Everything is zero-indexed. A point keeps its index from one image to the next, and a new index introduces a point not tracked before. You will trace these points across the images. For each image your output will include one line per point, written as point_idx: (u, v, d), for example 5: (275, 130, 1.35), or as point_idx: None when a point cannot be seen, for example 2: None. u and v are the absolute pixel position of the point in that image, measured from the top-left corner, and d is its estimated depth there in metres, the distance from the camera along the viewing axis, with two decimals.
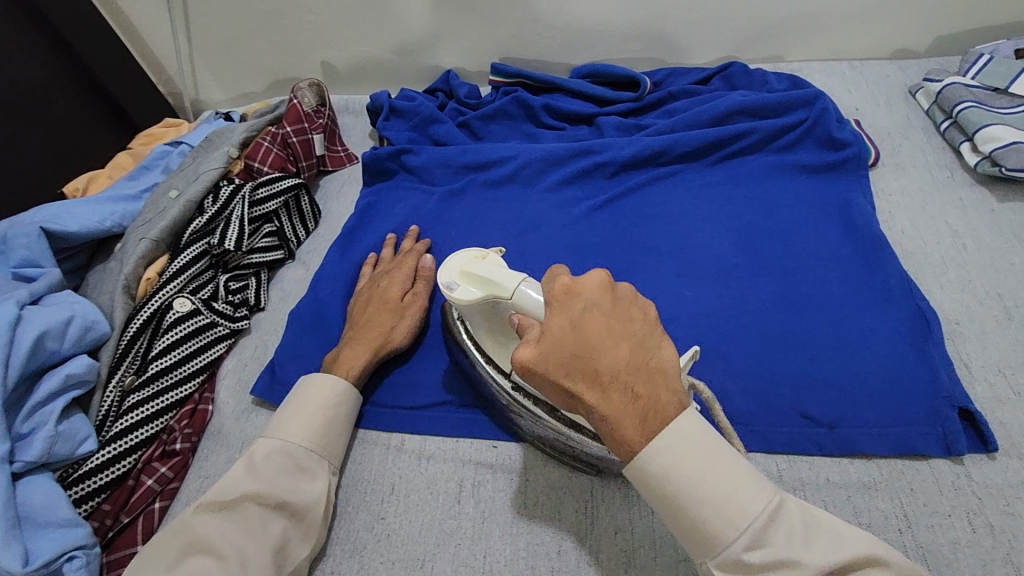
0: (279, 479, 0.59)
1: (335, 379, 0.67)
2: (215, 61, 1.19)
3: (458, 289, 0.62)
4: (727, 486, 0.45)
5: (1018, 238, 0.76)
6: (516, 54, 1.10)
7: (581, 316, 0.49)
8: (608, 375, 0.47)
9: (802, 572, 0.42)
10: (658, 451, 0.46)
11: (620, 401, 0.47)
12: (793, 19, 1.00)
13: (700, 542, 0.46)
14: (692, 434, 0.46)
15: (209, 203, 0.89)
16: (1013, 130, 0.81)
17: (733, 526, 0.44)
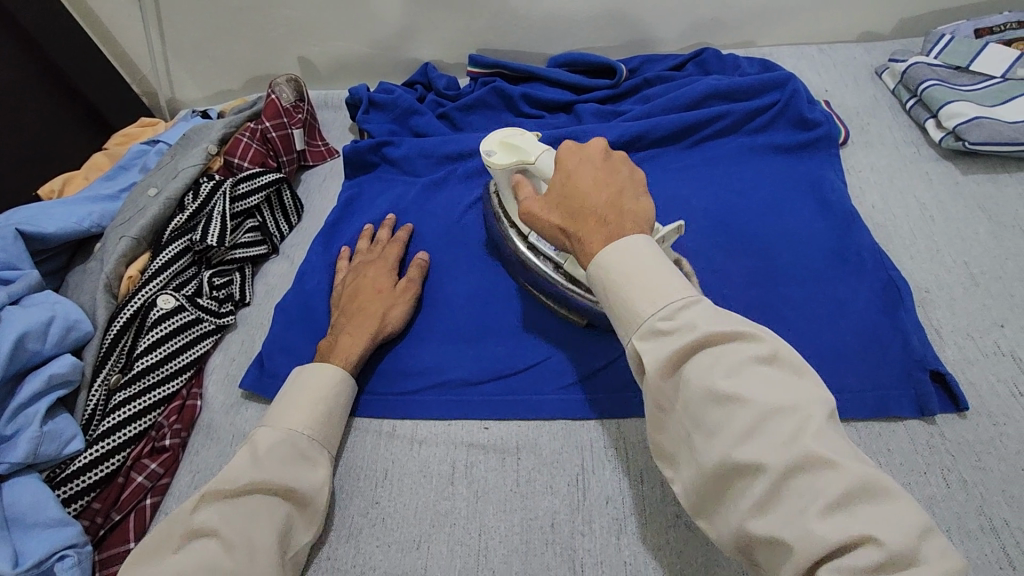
0: (283, 468, 0.59)
1: (336, 367, 0.68)
2: (189, 60, 1.18)
3: (495, 155, 0.71)
4: (663, 281, 0.47)
5: (982, 208, 0.79)
6: (493, 44, 1.11)
7: (573, 165, 0.57)
8: (587, 213, 0.53)
9: (699, 331, 0.44)
10: (616, 254, 0.50)
11: (590, 232, 0.52)
12: (762, 5, 1.03)
13: (627, 322, 0.48)
14: (642, 258, 0.49)
15: (189, 199, 0.88)
16: (974, 106, 0.84)
17: (654, 304, 0.47)
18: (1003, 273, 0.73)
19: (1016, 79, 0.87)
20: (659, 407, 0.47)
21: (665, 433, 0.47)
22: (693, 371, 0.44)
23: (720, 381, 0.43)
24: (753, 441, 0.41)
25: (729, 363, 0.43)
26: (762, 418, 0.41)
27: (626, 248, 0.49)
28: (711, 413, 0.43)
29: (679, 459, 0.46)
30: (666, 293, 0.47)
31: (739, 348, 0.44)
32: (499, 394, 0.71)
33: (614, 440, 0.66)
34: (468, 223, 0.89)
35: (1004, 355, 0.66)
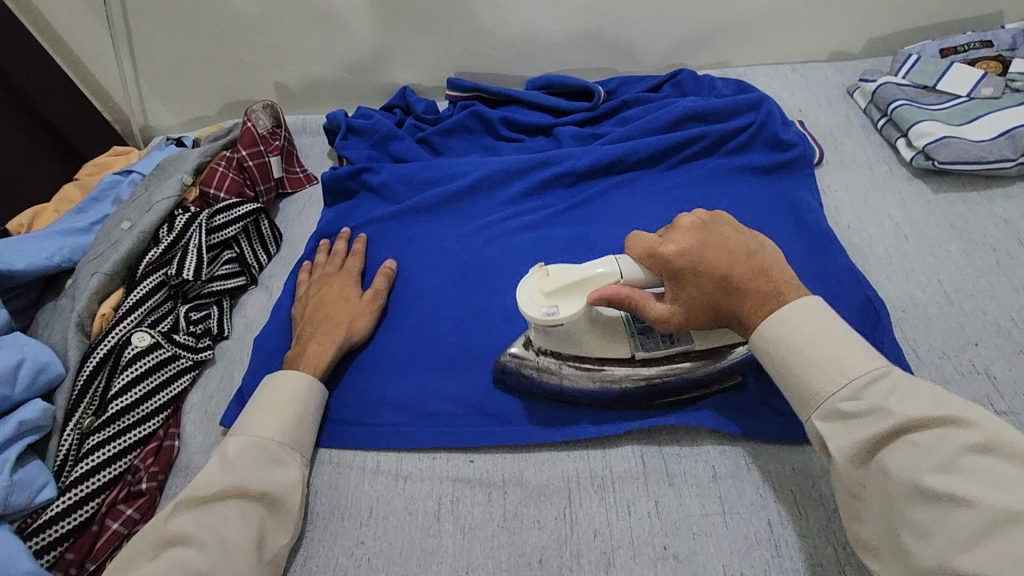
0: (251, 469, 0.61)
1: (306, 374, 0.69)
2: (163, 86, 1.17)
3: (560, 308, 0.61)
4: (841, 352, 0.52)
5: (953, 226, 0.81)
6: (471, 68, 1.11)
7: (695, 256, 0.58)
8: (736, 292, 0.58)
9: (889, 420, 0.48)
10: (796, 321, 0.55)
11: (759, 309, 0.57)
12: (734, 27, 1.05)
13: (808, 400, 0.53)
14: (816, 311, 0.55)
15: (165, 232, 0.86)
16: (941, 125, 0.86)
17: (836, 378, 0.51)
18: (976, 290, 0.74)
19: (982, 98, 0.89)
20: (853, 494, 0.50)
21: (862, 523, 0.50)
22: (893, 464, 0.47)
23: (927, 475, 0.45)
24: (982, 545, 0.42)
25: (937, 456, 0.45)
26: (992, 520, 0.42)
27: (809, 308, 0.55)
28: (920, 509, 0.45)
29: (881, 553, 0.48)
30: (853, 357, 0.52)
31: (953, 435, 0.46)
32: (487, 424, 0.70)
33: (602, 471, 0.66)
34: (450, 250, 0.88)
35: (980, 374, 0.68)
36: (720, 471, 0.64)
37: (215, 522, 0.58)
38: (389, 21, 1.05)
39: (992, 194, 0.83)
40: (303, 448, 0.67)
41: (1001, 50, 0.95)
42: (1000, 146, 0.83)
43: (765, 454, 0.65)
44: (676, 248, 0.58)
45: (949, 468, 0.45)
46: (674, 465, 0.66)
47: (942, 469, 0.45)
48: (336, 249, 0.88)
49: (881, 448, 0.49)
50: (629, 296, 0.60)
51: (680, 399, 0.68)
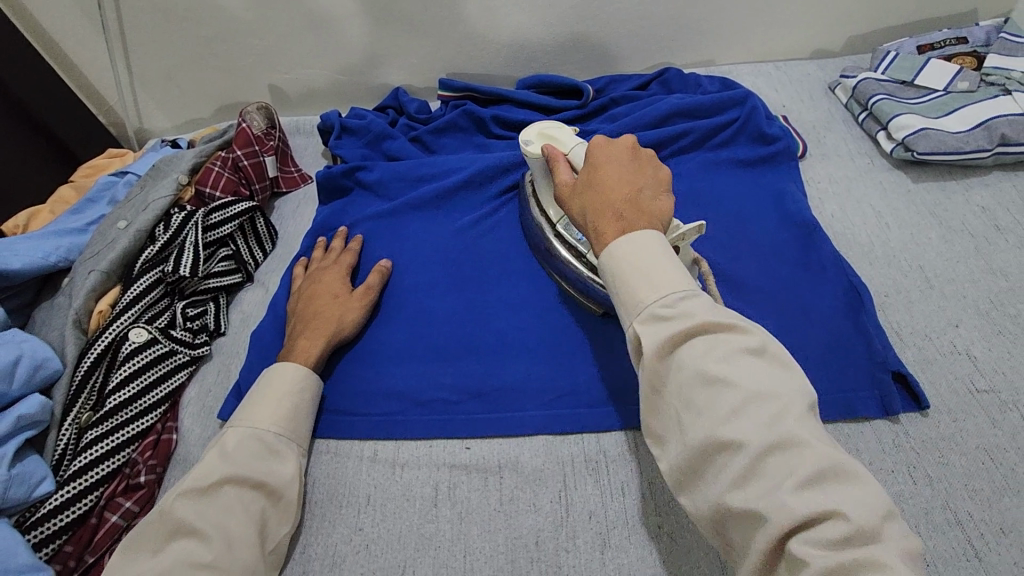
0: (250, 459, 0.62)
1: (298, 367, 0.70)
2: (157, 90, 1.18)
3: (531, 145, 0.75)
4: (669, 272, 0.51)
5: (932, 214, 0.83)
6: (462, 68, 1.13)
7: (603, 158, 0.61)
8: (603, 207, 0.57)
9: (691, 322, 0.47)
10: (626, 241, 0.53)
11: (611, 223, 0.56)
12: (719, 25, 1.07)
13: (629, 306, 0.51)
14: (651, 247, 0.52)
15: (160, 230, 0.87)
16: (920, 117, 0.89)
17: (659, 292, 0.50)
18: (956, 275, 0.77)
19: (958, 92, 0.92)
20: (654, 387, 0.48)
21: (658, 417, 0.49)
22: (688, 355, 0.47)
23: (710, 365, 0.45)
24: (736, 421, 0.43)
25: (722, 350, 0.46)
26: (747, 401, 0.44)
27: (647, 242, 0.52)
28: (699, 394, 0.45)
29: (666, 444, 0.48)
30: (661, 275, 0.50)
31: (733, 336, 0.47)
32: (483, 412, 0.72)
33: (595, 455, 0.67)
34: (445, 244, 0.90)
35: (961, 354, 0.70)
36: None
37: (215, 510, 0.58)
38: (382, 23, 1.07)
39: (970, 183, 0.86)
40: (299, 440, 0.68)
41: (976, 46, 0.98)
42: (976, 137, 0.85)
43: None
44: (599, 144, 0.63)
45: (713, 359, 0.46)
46: None
47: (722, 360, 0.46)
48: (333, 247, 0.88)
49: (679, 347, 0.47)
50: (556, 156, 0.69)
51: None
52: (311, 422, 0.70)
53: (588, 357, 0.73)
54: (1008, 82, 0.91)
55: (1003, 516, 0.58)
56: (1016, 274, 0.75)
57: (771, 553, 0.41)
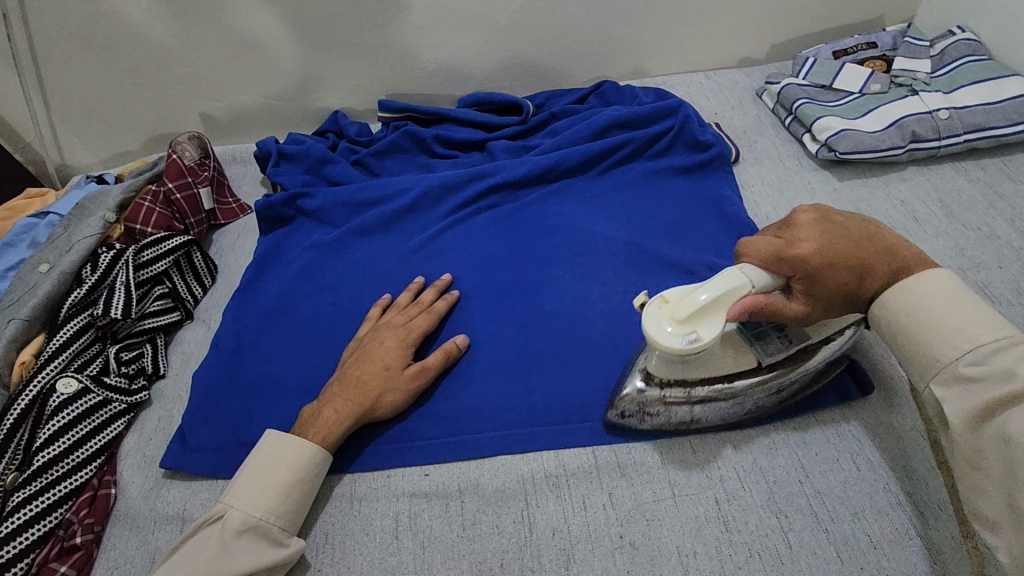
0: (250, 553, 0.59)
1: (313, 445, 0.65)
2: (80, 124, 1.12)
3: (698, 333, 0.57)
4: (976, 316, 0.52)
5: (858, 209, 0.88)
6: (401, 89, 1.13)
7: (825, 242, 0.57)
8: (876, 278, 0.57)
9: (1019, 384, 0.47)
10: (928, 298, 0.54)
11: (886, 285, 0.56)
12: (649, 38, 1.11)
13: (926, 364, 0.53)
14: (950, 291, 0.54)
15: (87, 272, 0.83)
16: (840, 119, 0.94)
17: (961, 343, 0.51)
18: None
19: (872, 94, 0.98)
20: (971, 462, 0.50)
21: (982, 495, 0.49)
22: (1014, 425, 0.47)
23: None
24: None
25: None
26: None
27: (927, 285, 0.55)
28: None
29: (990, 518, 0.49)
30: (976, 324, 0.52)
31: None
32: (439, 436, 0.70)
33: (556, 470, 0.67)
34: (392, 269, 0.89)
35: None
36: (668, 456, 0.67)
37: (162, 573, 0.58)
38: (317, 47, 1.06)
39: (889, 178, 0.91)
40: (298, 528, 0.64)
41: (885, 50, 1.05)
42: (891, 135, 0.91)
43: (708, 437, 0.68)
44: (804, 249, 0.57)
45: None
46: (624, 455, 0.68)
47: None
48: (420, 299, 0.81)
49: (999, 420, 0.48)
50: (758, 301, 0.57)
51: None
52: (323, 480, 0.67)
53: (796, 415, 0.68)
54: (915, 82, 0.97)
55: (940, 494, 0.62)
56: (936, 261, 0.80)
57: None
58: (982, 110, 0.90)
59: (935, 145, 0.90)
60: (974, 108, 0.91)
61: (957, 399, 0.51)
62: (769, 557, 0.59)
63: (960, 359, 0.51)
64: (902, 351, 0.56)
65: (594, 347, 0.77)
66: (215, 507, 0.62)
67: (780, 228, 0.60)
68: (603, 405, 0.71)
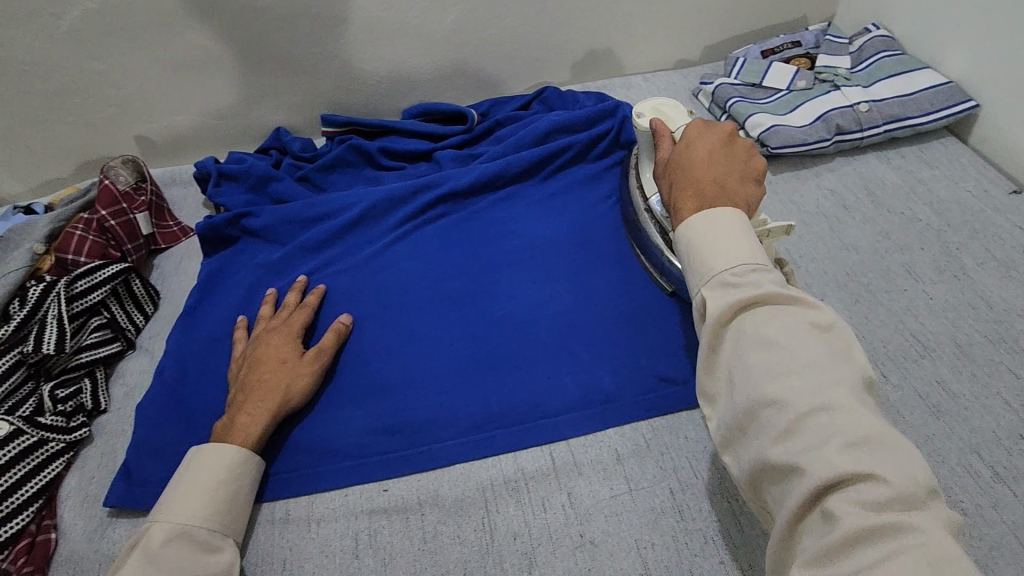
0: (179, 560, 0.58)
1: (239, 449, 0.65)
2: (4, 153, 1.07)
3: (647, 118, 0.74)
4: (749, 251, 0.53)
5: (792, 201, 0.92)
6: (344, 103, 1.12)
7: (695, 143, 0.63)
8: (684, 181, 0.60)
9: (759, 292, 0.50)
10: (701, 217, 0.56)
11: (692, 199, 0.58)
12: (587, 44, 1.13)
13: (697, 274, 0.54)
14: (731, 226, 0.54)
15: (16, 308, 0.79)
16: (771, 115, 0.98)
17: (730, 261, 0.53)
18: (817, 253, 0.84)
19: (799, 90, 1.02)
20: (709, 366, 0.52)
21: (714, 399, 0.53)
22: (746, 322, 0.50)
23: (769, 331, 0.48)
24: (788, 381, 0.46)
25: (784, 325, 0.48)
26: (803, 368, 0.46)
27: (710, 228, 0.55)
28: (755, 357, 0.48)
29: (716, 399, 0.52)
30: (746, 256, 0.52)
31: (798, 333, 0.48)
32: (397, 449, 0.70)
33: (514, 474, 0.68)
34: (341, 283, 0.87)
35: None
36: (623, 452, 0.69)
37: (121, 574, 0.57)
38: (251, 63, 1.04)
39: (818, 169, 0.96)
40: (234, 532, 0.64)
41: (809, 49, 1.10)
42: (817, 128, 0.95)
43: (660, 428, 0.70)
44: (698, 129, 0.65)
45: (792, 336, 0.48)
46: (580, 454, 0.69)
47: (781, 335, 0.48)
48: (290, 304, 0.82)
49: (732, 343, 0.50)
50: (662, 131, 0.70)
51: (580, 391, 0.73)
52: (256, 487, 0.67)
53: None
54: (837, 78, 1.02)
55: None
56: (864, 246, 0.85)
57: (803, 505, 0.43)
58: (899, 102, 0.96)
59: (858, 136, 0.95)
60: (890, 100, 0.96)
61: (717, 299, 0.51)
62: (721, 541, 0.61)
63: (726, 269, 0.52)
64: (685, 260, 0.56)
65: (547, 347, 0.78)
66: (144, 525, 0.61)
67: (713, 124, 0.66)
68: (557, 404, 0.72)
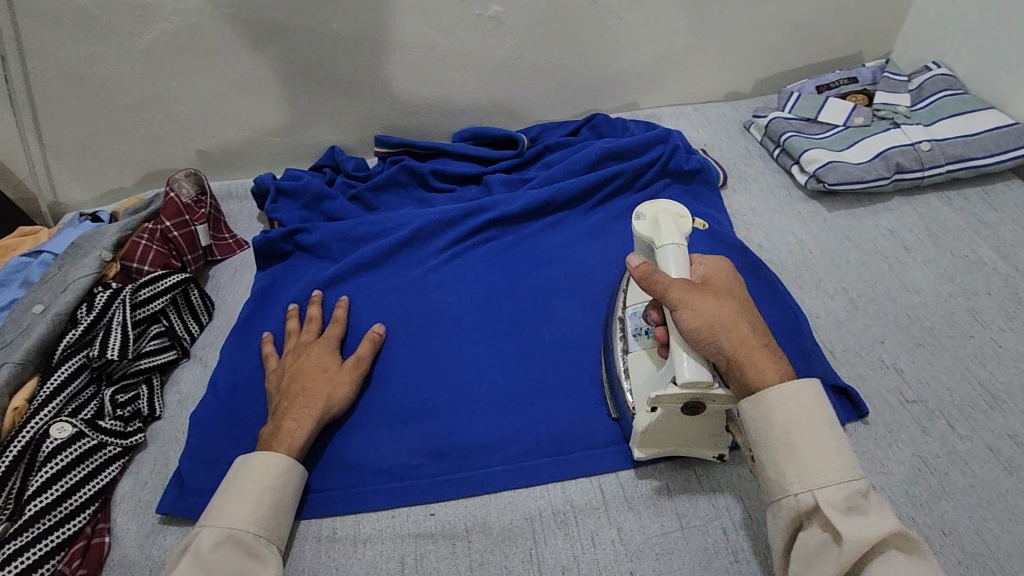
0: (226, 565, 0.58)
1: (285, 453, 0.66)
2: (74, 162, 1.12)
3: (645, 224, 0.70)
4: (834, 457, 0.52)
5: (850, 240, 0.90)
6: (398, 124, 1.15)
7: (721, 288, 0.62)
8: (739, 330, 0.58)
9: (881, 534, 0.49)
10: (793, 394, 0.54)
11: (763, 359, 0.56)
12: (639, 73, 1.14)
13: (802, 474, 0.52)
14: (817, 409, 0.54)
15: (83, 312, 0.82)
16: (827, 152, 0.96)
17: (831, 477, 0.51)
18: (876, 294, 0.82)
19: (856, 126, 1.01)
20: None
21: None
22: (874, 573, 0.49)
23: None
24: None
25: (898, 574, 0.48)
26: None
27: (816, 395, 0.54)
28: None
29: None
30: (829, 458, 0.52)
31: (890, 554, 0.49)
32: (445, 472, 0.70)
33: (563, 506, 0.67)
34: (391, 301, 0.88)
35: (888, 368, 0.74)
36: (675, 487, 0.67)
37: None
38: (311, 84, 1.07)
39: (876, 208, 0.94)
40: (279, 539, 0.63)
41: (866, 85, 1.09)
42: (876, 166, 0.94)
43: (714, 466, 0.68)
44: (715, 270, 0.64)
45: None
46: (631, 488, 0.68)
47: None
48: (313, 321, 0.84)
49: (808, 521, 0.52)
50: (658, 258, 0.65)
51: None
52: (297, 499, 0.67)
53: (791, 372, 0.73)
54: (896, 116, 1.00)
55: (945, 519, 0.62)
56: (927, 289, 0.82)
57: None
58: (963, 142, 0.94)
59: (919, 176, 0.94)
60: (953, 140, 0.94)
61: (849, 528, 0.49)
62: None
63: (840, 500, 0.50)
64: (776, 457, 0.54)
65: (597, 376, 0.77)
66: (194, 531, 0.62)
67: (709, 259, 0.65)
68: (607, 434, 0.71)
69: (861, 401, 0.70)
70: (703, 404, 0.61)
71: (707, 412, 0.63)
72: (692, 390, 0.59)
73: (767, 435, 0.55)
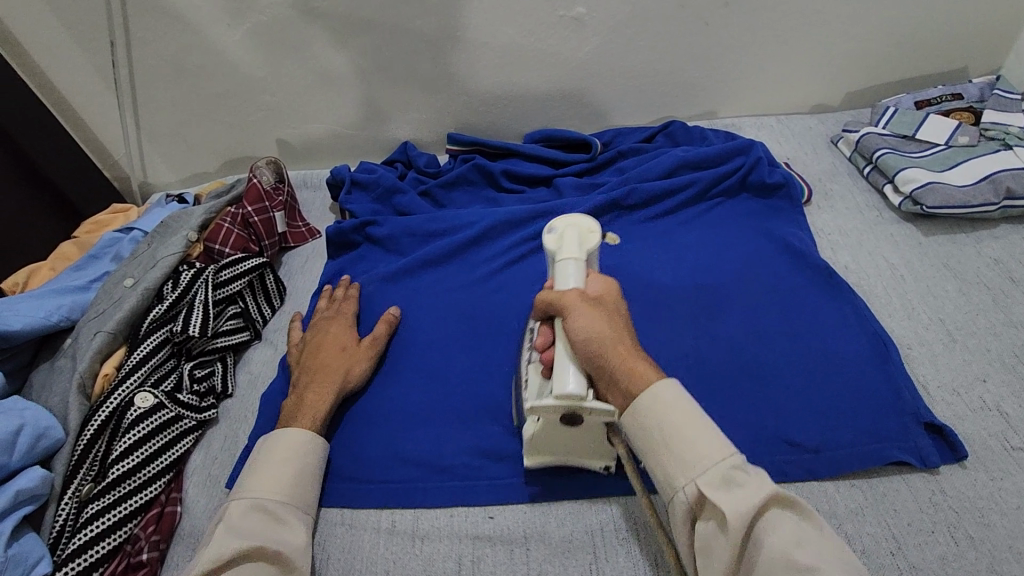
0: (258, 530, 0.59)
1: (307, 427, 0.68)
2: (164, 145, 1.18)
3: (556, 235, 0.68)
4: (707, 442, 0.53)
5: (948, 267, 0.84)
6: (471, 123, 1.15)
7: (608, 309, 0.62)
8: (618, 344, 0.59)
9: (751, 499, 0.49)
10: (660, 401, 0.55)
11: (636, 374, 0.57)
12: (721, 80, 1.10)
13: (683, 473, 0.52)
14: (681, 406, 0.55)
15: (169, 289, 0.85)
16: (927, 172, 0.90)
17: (706, 464, 0.52)
18: (976, 328, 0.76)
19: (959, 146, 0.95)
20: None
21: None
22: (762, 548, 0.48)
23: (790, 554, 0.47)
24: None
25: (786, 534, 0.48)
26: None
27: (678, 391, 0.56)
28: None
29: None
30: (707, 449, 0.52)
31: (771, 513, 0.50)
32: (504, 476, 0.69)
33: (626, 522, 0.65)
34: (453, 299, 0.88)
35: (991, 411, 0.69)
36: None
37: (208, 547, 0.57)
38: (392, 79, 1.08)
39: (979, 235, 0.87)
40: (306, 508, 0.65)
41: (971, 102, 1.01)
42: (982, 191, 0.87)
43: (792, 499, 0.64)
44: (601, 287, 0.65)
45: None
46: None
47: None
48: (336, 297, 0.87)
49: (700, 512, 0.52)
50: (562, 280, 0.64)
51: None
52: (319, 472, 0.68)
53: (876, 405, 0.69)
54: (1007, 137, 0.93)
55: None
56: None
57: None
58: None
59: None
60: None
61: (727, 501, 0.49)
62: None
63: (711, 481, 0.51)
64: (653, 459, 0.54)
65: None
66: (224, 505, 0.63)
67: (599, 280, 0.66)
68: None
69: (959, 444, 0.65)
70: (581, 415, 0.60)
71: (587, 424, 0.63)
72: (567, 403, 0.58)
73: (646, 442, 0.55)
